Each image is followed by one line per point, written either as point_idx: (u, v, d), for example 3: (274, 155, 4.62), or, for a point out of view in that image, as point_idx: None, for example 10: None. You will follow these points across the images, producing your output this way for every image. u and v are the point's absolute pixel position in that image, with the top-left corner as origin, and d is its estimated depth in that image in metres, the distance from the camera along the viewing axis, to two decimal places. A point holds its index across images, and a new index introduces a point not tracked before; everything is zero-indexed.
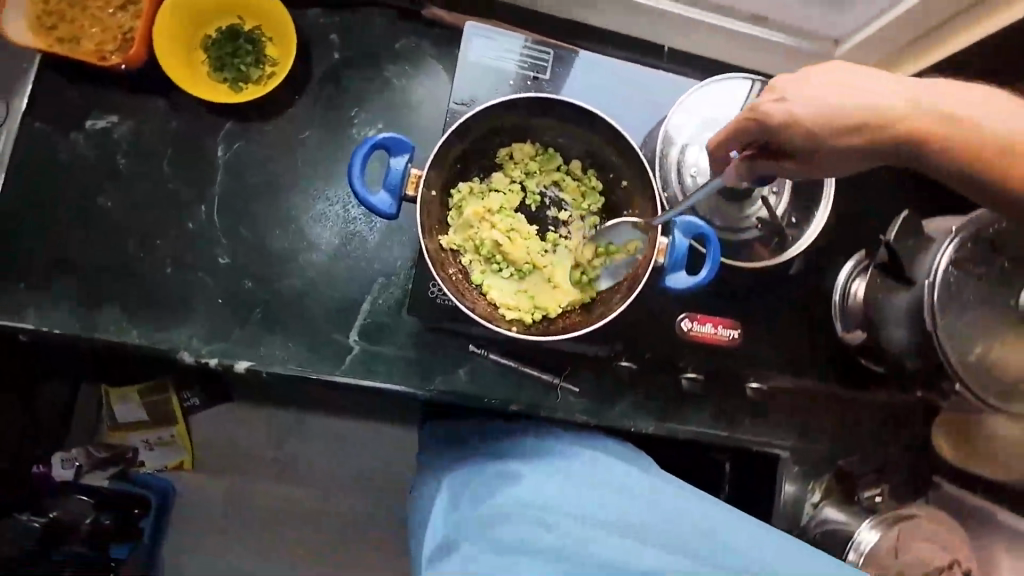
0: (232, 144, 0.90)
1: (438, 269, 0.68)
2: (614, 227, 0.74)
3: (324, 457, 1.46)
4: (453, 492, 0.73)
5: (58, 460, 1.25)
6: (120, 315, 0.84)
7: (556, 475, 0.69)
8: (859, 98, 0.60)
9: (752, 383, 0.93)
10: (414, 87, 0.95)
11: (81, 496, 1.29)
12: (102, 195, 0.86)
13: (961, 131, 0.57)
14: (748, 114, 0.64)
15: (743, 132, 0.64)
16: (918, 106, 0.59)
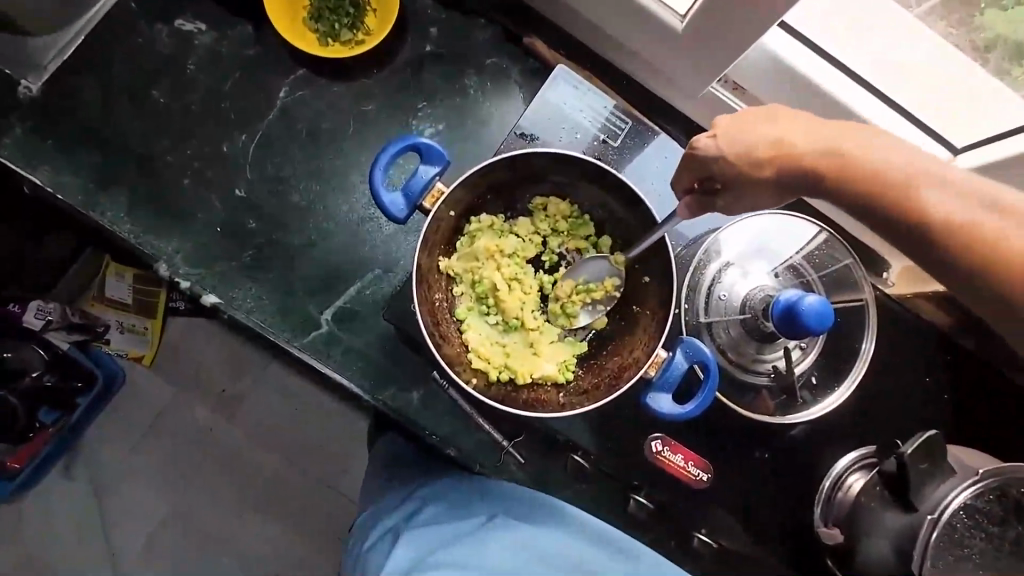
0: (296, 90, 0.90)
1: (422, 290, 0.65)
2: (586, 265, 0.70)
3: (264, 411, 1.41)
4: (430, 534, 0.72)
5: (34, 307, 1.18)
6: (123, 205, 0.84)
7: (534, 543, 0.70)
8: (856, 146, 0.54)
9: (702, 534, 0.84)
10: (487, 104, 0.93)
11: (38, 349, 1.20)
12: (158, 90, 0.87)
13: (957, 204, 0.50)
14: (734, 125, 0.58)
15: (732, 136, 0.58)
16: (874, 142, 0.54)
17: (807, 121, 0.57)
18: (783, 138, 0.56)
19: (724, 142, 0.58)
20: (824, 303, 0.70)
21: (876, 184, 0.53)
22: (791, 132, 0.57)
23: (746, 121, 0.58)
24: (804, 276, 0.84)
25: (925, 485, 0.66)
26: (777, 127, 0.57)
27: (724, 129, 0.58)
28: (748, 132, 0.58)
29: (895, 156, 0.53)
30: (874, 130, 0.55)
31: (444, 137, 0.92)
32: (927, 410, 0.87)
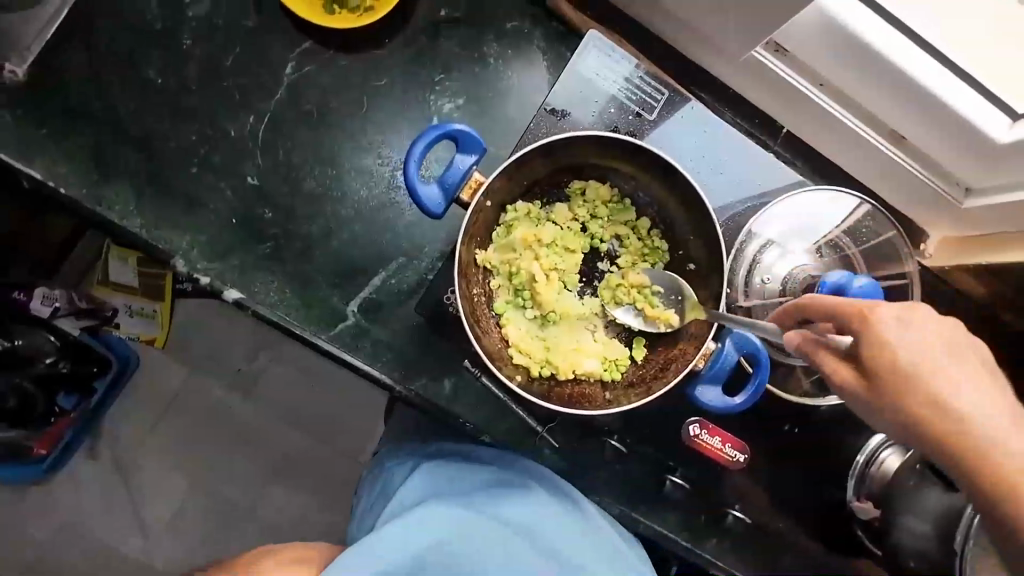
0: (303, 64, 0.83)
1: (462, 286, 0.62)
2: (662, 279, 0.67)
3: (282, 395, 1.42)
4: (441, 473, 0.78)
5: (39, 294, 1.16)
6: (128, 198, 0.80)
7: (540, 501, 0.75)
8: (936, 381, 0.48)
9: (734, 510, 0.86)
10: (508, 72, 0.87)
11: (48, 335, 1.19)
12: (152, 70, 0.80)
13: (1006, 442, 0.47)
14: (912, 328, 0.49)
15: (888, 331, 0.49)
16: (946, 365, 0.49)
17: (969, 352, 0.49)
18: (940, 388, 0.48)
19: (872, 393, 0.50)
20: (875, 285, 0.68)
21: (955, 445, 0.48)
22: (939, 382, 0.48)
23: (915, 383, 0.48)
24: (844, 250, 0.82)
25: None
26: (947, 380, 0.48)
27: (890, 336, 0.49)
28: (917, 346, 0.49)
29: (963, 393, 0.48)
30: (936, 361, 0.49)
31: (463, 112, 0.86)
32: None
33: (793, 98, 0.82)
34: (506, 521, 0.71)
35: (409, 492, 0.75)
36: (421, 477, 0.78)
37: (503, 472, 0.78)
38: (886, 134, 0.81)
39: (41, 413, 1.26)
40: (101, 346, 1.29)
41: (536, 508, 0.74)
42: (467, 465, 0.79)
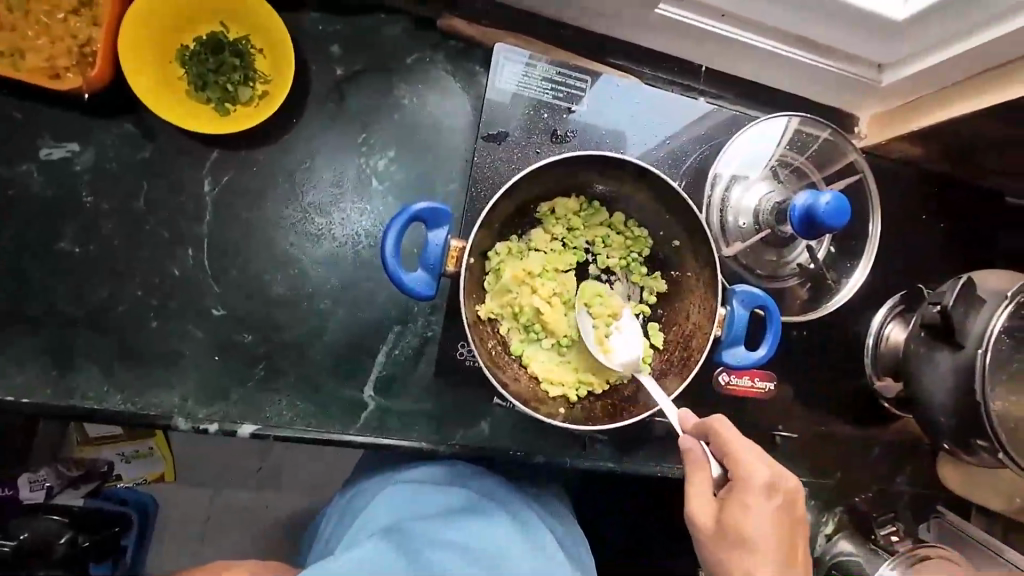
0: (220, 175, 0.78)
1: (479, 347, 0.62)
2: (625, 322, 0.68)
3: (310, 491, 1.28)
4: (411, 495, 0.76)
5: (24, 480, 1.04)
6: (98, 377, 0.74)
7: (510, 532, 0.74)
8: (771, 528, 0.62)
9: (780, 431, 0.93)
10: (427, 107, 0.84)
11: (54, 517, 1.06)
12: (68, 239, 0.74)
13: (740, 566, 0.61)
14: (762, 502, 0.62)
15: (738, 512, 0.62)
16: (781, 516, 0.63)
17: (787, 517, 0.63)
18: (755, 546, 0.61)
19: (716, 548, 0.63)
20: (839, 196, 0.71)
21: (728, 549, 0.62)
22: (752, 521, 0.62)
23: (723, 549, 0.62)
24: (795, 164, 0.86)
25: (965, 322, 0.73)
26: (764, 556, 0.61)
27: (751, 511, 0.62)
28: (766, 528, 0.61)
29: (765, 533, 0.62)
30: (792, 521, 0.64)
31: (400, 163, 0.83)
32: (929, 241, 0.95)
33: (701, 39, 0.81)
34: (472, 552, 0.70)
35: (376, 514, 0.74)
36: (387, 498, 0.76)
37: (475, 502, 0.77)
38: (794, 41, 0.81)
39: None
40: (113, 504, 1.15)
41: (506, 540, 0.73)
42: (443, 488, 0.78)
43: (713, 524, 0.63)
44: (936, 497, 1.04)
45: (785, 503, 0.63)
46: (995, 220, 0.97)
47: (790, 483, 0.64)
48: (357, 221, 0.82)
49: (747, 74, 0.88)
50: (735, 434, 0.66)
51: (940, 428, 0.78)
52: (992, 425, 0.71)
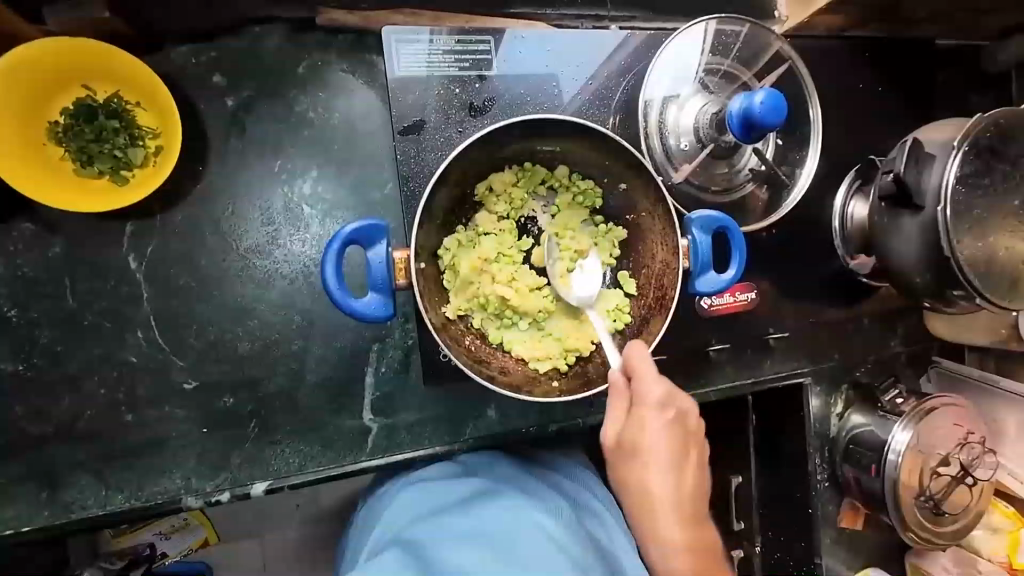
0: (144, 247, 0.73)
1: (455, 349, 0.62)
2: (590, 261, 0.68)
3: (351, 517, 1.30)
4: (417, 498, 0.73)
5: None
6: (93, 483, 0.72)
7: (524, 508, 0.68)
8: (661, 459, 0.60)
9: (772, 332, 0.95)
10: (335, 114, 0.79)
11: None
12: (8, 358, 0.70)
13: (651, 500, 0.61)
14: (660, 419, 0.59)
15: (637, 428, 0.60)
16: (660, 446, 0.60)
17: (681, 430, 0.61)
18: (651, 460, 0.60)
19: (617, 462, 0.62)
20: (773, 92, 0.69)
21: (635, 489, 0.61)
22: (646, 461, 0.60)
23: (629, 472, 0.61)
24: (723, 69, 0.83)
25: (920, 182, 0.73)
26: (653, 470, 0.60)
27: (648, 427, 0.60)
28: (660, 443, 0.60)
29: (654, 475, 0.60)
30: (676, 447, 0.61)
31: (326, 181, 0.79)
32: (871, 109, 0.94)
33: None
34: (480, 531, 0.63)
35: (386, 529, 0.70)
36: (396, 508, 0.73)
37: (485, 488, 0.72)
38: None
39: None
40: None
41: (518, 514, 0.66)
42: (454, 483, 0.75)
43: (615, 437, 0.61)
44: (931, 349, 1.09)
45: (677, 422, 0.60)
46: (930, 68, 0.96)
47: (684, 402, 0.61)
48: (302, 253, 0.78)
49: None
50: (643, 362, 0.60)
51: (918, 289, 0.80)
52: (965, 274, 0.73)
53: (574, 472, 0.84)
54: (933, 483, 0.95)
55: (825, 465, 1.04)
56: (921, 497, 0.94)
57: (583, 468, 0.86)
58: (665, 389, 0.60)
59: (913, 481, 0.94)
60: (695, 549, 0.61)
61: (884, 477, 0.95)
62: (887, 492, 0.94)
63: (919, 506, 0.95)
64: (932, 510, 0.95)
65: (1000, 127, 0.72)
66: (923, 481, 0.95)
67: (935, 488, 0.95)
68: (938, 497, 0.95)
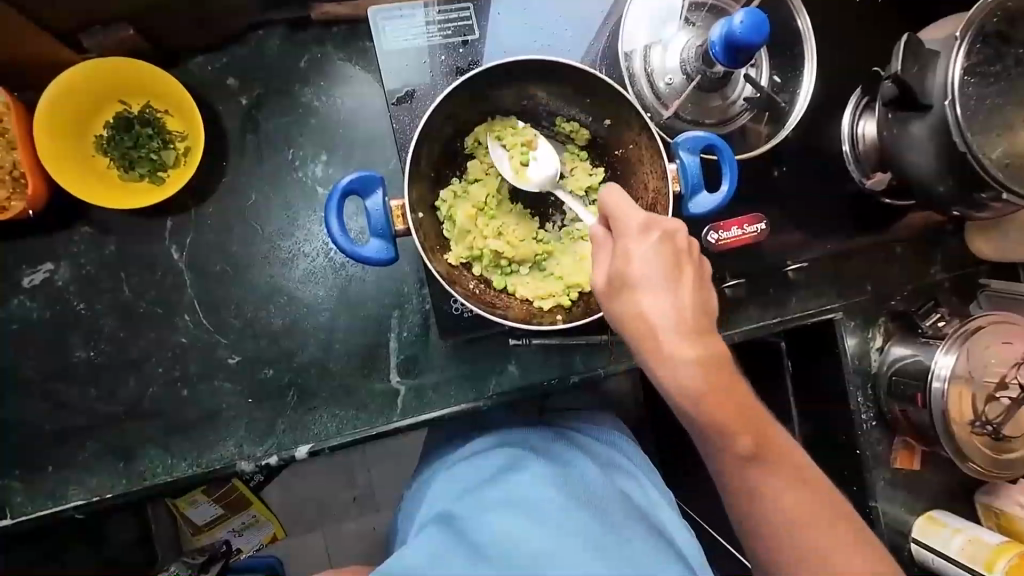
0: (183, 240, 0.82)
1: (459, 290, 0.66)
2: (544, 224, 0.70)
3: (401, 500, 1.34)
4: (451, 484, 0.74)
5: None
6: (160, 454, 0.80)
7: (553, 477, 0.67)
8: (635, 304, 0.60)
9: (791, 265, 0.93)
10: (338, 100, 0.85)
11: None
12: (82, 346, 0.80)
13: (652, 313, 0.59)
14: (648, 241, 0.59)
15: (624, 259, 0.59)
16: (633, 245, 0.59)
17: (672, 247, 0.60)
18: (645, 283, 0.59)
19: (609, 299, 0.61)
20: (753, 11, 0.69)
21: (642, 327, 0.60)
22: (638, 292, 0.60)
23: (618, 300, 0.61)
24: (708, 2, 0.83)
25: (925, 81, 0.70)
26: (644, 291, 0.59)
27: (633, 253, 0.59)
28: (652, 267, 0.59)
29: (646, 300, 0.59)
30: (667, 254, 0.59)
31: (336, 163, 0.85)
32: (875, 23, 0.90)
33: None
34: (513, 501, 0.64)
35: (429, 510, 0.73)
36: (437, 492, 0.75)
37: (513, 461, 0.72)
38: None
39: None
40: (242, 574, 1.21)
41: (544, 480, 0.66)
42: (482, 460, 0.76)
43: (605, 276, 0.61)
44: (979, 271, 1.02)
45: (666, 238, 0.60)
46: None
47: (671, 222, 0.61)
48: (320, 232, 0.85)
49: None
50: (617, 202, 0.61)
51: (943, 198, 0.76)
52: (987, 170, 0.69)
53: (604, 435, 0.83)
54: (990, 409, 0.88)
55: (870, 403, 0.98)
56: (977, 424, 0.88)
57: (613, 430, 0.85)
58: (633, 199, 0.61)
59: (965, 408, 0.88)
60: (709, 367, 0.59)
61: (932, 408, 0.89)
62: (938, 422, 0.88)
63: (975, 435, 0.88)
64: (992, 438, 0.89)
65: (1007, 11, 0.68)
66: (977, 407, 0.88)
67: (992, 413, 0.89)
68: (997, 423, 0.88)
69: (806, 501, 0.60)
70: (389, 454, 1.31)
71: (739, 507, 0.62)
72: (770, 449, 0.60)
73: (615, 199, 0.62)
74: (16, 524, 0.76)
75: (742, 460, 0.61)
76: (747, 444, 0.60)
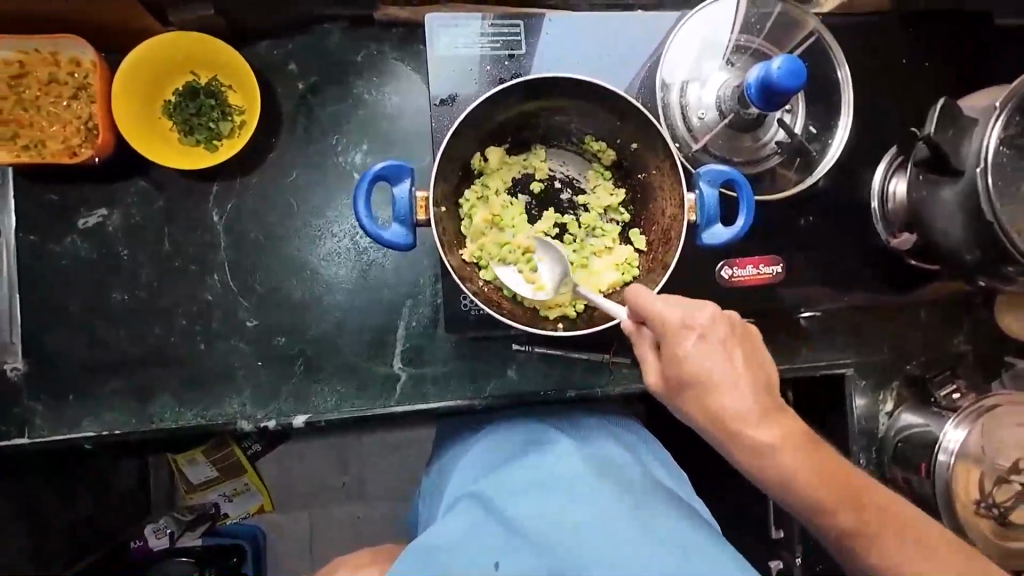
0: (225, 205, 0.88)
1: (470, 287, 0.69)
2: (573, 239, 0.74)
3: (386, 489, 1.35)
4: (478, 460, 0.76)
5: (150, 530, 1.19)
6: (168, 400, 0.85)
7: (586, 458, 0.69)
8: (735, 438, 0.63)
9: (804, 313, 0.92)
10: (386, 96, 0.90)
11: (183, 559, 1.19)
12: (117, 290, 0.86)
13: (723, 412, 0.62)
14: (691, 337, 0.62)
15: (677, 358, 0.62)
16: (698, 366, 0.62)
17: (722, 335, 0.63)
18: (708, 383, 0.62)
19: (674, 397, 0.65)
20: (791, 58, 0.70)
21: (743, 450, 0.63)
22: (704, 398, 0.63)
23: (688, 402, 0.64)
24: (752, 46, 0.85)
25: (960, 147, 0.70)
26: (715, 390, 0.62)
27: (685, 355, 0.62)
28: (707, 361, 0.62)
29: (727, 407, 0.63)
30: (717, 361, 0.62)
31: (374, 153, 0.90)
32: (917, 86, 0.91)
33: None
34: (544, 481, 0.66)
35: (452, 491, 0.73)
36: (461, 473, 0.75)
37: (534, 441, 0.74)
38: None
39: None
40: (228, 539, 1.25)
41: (577, 460, 0.68)
42: (506, 438, 0.78)
43: (661, 376, 0.65)
44: (1005, 349, 0.98)
45: (710, 330, 0.62)
46: (986, 47, 0.93)
47: (703, 306, 0.63)
48: (350, 215, 0.90)
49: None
50: (653, 301, 0.63)
51: (968, 267, 0.74)
52: (1016, 246, 0.68)
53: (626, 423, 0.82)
54: (998, 492, 0.85)
55: (872, 466, 0.95)
56: (982, 505, 0.84)
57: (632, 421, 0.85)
58: (675, 297, 0.63)
59: (971, 487, 0.84)
60: (793, 448, 0.63)
61: (937, 480, 0.84)
62: (941, 496, 0.84)
63: (980, 517, 0.85)
64: (997, 522, 0.85)
65: None
66: (984, 487, 0.85)
67: (999, 497, 0.85)
68: (1004, 507, 0.85)
69: (848, 520, 0.65)
70: (382, 441, 1.34)
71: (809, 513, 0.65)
72: (824, 475, 0.63)
73: (656, 302, 0.63)
74: (31, 444, 0.81)
75: (802, 483, 0.63)
76: (824, 491, 0.64)
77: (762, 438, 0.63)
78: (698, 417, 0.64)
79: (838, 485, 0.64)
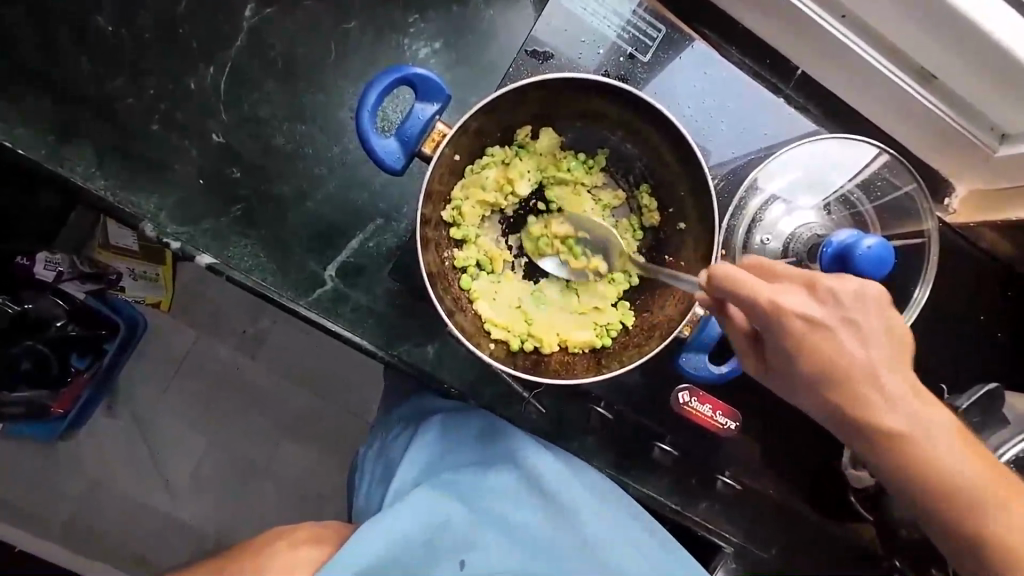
0: (263, 7, 0.76)
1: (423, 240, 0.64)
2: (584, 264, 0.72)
3: (263, 367, 1.28)
4: (430, 447, 0.81)
5: (41, 257, 1.06)
6: (87, 155, 0.74)
7: (550, 487, 0.77)
8: (863, 437, 0.61)
9: (725, 476, 0.86)
10: (488, 11, 0.79)
11: (55, 301, 1.07)
12: (106, 17, 0.75)
13: (852, 400, 0.59)
14: (804, 304, 0.56)
15: (817, 342, 0.57)
16: (833, 359, 0.57)
17: (856, 309, 0.57)
18: (855, 375, 0.58)
19: (797, 388, 0.61)
20: (883, 244, 0.61)
21: (871, 436, 0.60)
22: (836, 393, 0.59)
23: (823, 395, 0.60)
24: (858, 207, 0.76)
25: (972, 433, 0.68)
26: (850, 379, 0.58)
27: (812, 338, 0.56)
28: (847, 340, 0.57)
29: (865, 404, 0.59)
30: (842, 335, 0.57)
31: (441, 58, 0.78)
32: (969, 343, 0.85)
33: (807, 31, 0.74)
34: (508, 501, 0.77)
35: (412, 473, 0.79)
36: (426, 456, 0.81)
37: (502, 456, 0.78)
38: (914, 73, 0.73)
39: (58, 375, 1.13)
40: (106, 310, 1.15)
41: (545, 489, 0.77)
42: (459, 427, 0.81)
43: (794, 365, 0.59)
44: None
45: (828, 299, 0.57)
46: None
47: (815, 278, 0.57)
48: None
49: (862, 105, 0.82)
50: (753, 280, 0.54)
51: None
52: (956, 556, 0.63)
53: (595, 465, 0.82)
54: None
55: None
56: None
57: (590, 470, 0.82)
58: (773, 284, 0.56)
59: None
60: (918, 422, 0.60)
61: None
62: None
63: None
64: None
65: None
66: None
67: None
68: None
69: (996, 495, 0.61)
70: (290, 323, 1.27)
71: (951, 522, 0.62)
72: (959, 463, 0.60)
73: (770, 290, 0.55)
74: None
75: (935, 483, 0.61)
76: (970, 485, 0.60)
77: (892, 425, 0.59)
78: (830, 406, 0.60)
79: (979, 463, 0.61)
